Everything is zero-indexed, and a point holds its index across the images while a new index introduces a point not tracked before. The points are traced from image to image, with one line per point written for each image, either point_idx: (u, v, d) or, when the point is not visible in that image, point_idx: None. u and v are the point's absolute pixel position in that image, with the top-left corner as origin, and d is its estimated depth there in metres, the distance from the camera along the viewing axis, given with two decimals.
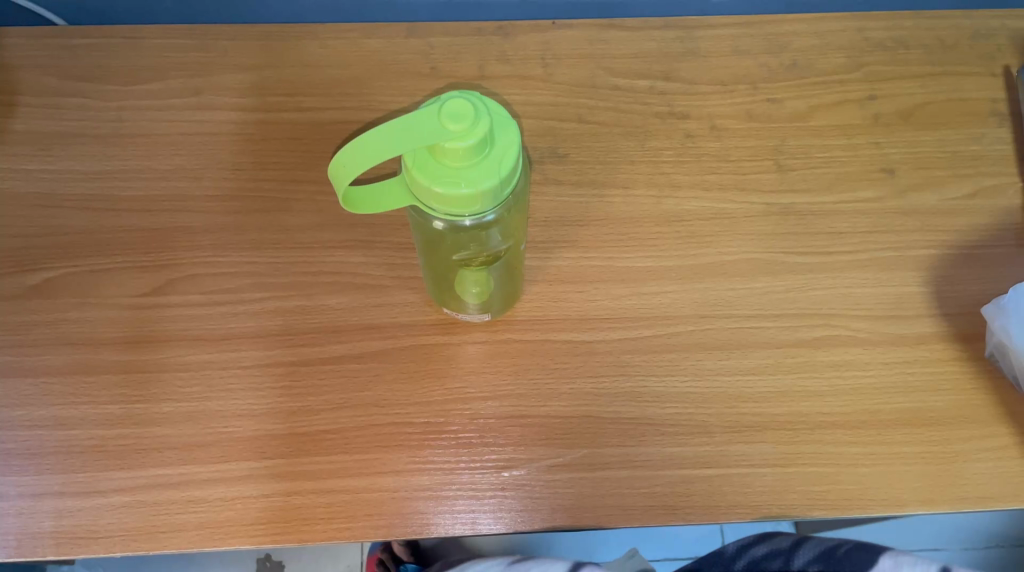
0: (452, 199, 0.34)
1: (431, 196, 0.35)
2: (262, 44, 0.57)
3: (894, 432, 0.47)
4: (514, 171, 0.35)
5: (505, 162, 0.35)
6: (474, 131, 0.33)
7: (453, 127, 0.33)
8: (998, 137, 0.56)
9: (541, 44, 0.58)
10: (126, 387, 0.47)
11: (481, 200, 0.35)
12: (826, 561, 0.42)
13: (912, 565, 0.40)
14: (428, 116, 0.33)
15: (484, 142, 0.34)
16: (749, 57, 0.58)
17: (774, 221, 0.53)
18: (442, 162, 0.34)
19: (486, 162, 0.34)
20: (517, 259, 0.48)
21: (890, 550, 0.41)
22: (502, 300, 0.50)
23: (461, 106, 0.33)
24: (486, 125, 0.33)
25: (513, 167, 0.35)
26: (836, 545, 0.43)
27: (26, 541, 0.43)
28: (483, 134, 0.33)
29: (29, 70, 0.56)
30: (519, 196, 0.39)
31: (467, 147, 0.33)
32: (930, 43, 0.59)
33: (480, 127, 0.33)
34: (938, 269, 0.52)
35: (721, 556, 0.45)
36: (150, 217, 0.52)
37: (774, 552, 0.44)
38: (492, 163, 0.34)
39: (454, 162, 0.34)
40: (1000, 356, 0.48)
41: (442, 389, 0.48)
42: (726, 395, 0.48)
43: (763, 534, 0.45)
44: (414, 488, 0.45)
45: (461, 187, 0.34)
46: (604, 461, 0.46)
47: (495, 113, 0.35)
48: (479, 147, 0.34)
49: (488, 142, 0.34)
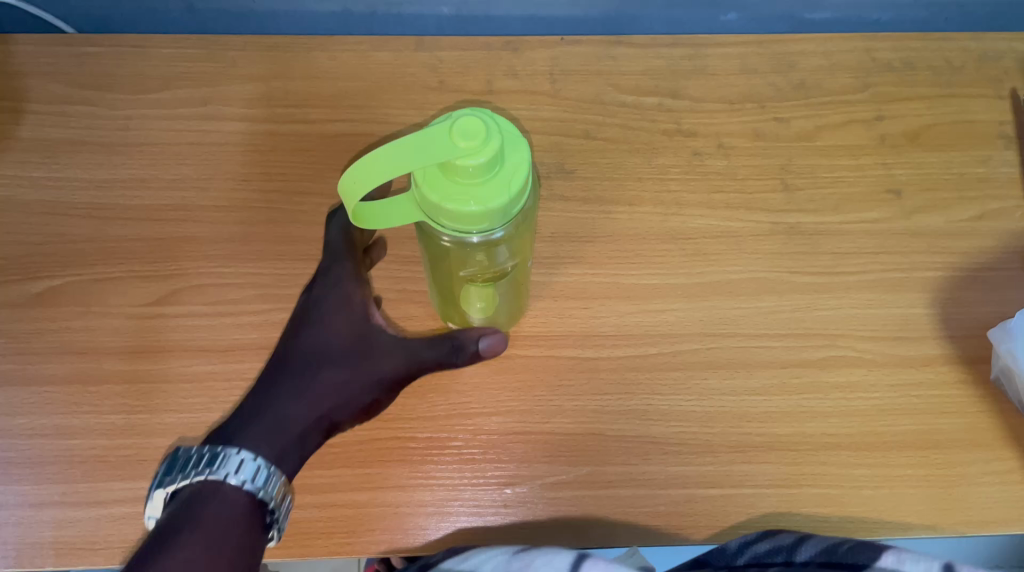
0: (460, 216, 0.34)
1: (440, 213, 0.35)
2: (270, 56, 0.58)
3: (899, 455, 0.47)
4: (524, 189, 0.35)
5: (516, 181, 0.34)
6: (485, 149, 0.33)
7: (464, 144, 0.33)
8: (1004, 159, 0.56)
9: (549, 60, 0.58)
10: (128, 397, 0.47)
11: (490, 218, 0.35)
12: (831, 559, 0.42)
13: (914, 561, 0.42)
14: (439, 133, 0.33)
15: (495, 160, 0.34)
16: (757, 76, 0.58)
17: (779, 240, 0.53)
18: (452, 179, 0.34)
19: (497, 179, 0.34)
20: (524, 276, 0.48)
21: (893, 547, 0.42)
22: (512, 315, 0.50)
23: (472, 124, 0.33)
24: (497, 143, 0.33)
25: (523, 186, 0.35)
26: (839, 541, 0.43)
27: (25, 551, 0.43)
28: (494, 152, 0.33)
29: (37, 78, 0.56)
30: (526, 213, 0.39)
31: (477, 165, 0.33)
32: (939, 65, 0.59)
33: (491, 146, 0.33)
34: (945, 291, 0.52)
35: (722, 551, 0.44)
36: (156, 226, 0.52)
37: (777, 549, 0.43)
38: (503, 181, 0.34)
39: (464, 180, 0.34)
40: (1006, 380, 0.48)
41: (445, 404, 0.48)
42: (730, 414, 0.48)
43: (765, 531, 0.44)
44: (415, 504, 0.45)
45: (472, 206, 0.34)
46: (608, 479, 0.46)
47: (506, 130, 0.35)
48: (488, 166, 0.33)
49: (498, 160, 0.34)
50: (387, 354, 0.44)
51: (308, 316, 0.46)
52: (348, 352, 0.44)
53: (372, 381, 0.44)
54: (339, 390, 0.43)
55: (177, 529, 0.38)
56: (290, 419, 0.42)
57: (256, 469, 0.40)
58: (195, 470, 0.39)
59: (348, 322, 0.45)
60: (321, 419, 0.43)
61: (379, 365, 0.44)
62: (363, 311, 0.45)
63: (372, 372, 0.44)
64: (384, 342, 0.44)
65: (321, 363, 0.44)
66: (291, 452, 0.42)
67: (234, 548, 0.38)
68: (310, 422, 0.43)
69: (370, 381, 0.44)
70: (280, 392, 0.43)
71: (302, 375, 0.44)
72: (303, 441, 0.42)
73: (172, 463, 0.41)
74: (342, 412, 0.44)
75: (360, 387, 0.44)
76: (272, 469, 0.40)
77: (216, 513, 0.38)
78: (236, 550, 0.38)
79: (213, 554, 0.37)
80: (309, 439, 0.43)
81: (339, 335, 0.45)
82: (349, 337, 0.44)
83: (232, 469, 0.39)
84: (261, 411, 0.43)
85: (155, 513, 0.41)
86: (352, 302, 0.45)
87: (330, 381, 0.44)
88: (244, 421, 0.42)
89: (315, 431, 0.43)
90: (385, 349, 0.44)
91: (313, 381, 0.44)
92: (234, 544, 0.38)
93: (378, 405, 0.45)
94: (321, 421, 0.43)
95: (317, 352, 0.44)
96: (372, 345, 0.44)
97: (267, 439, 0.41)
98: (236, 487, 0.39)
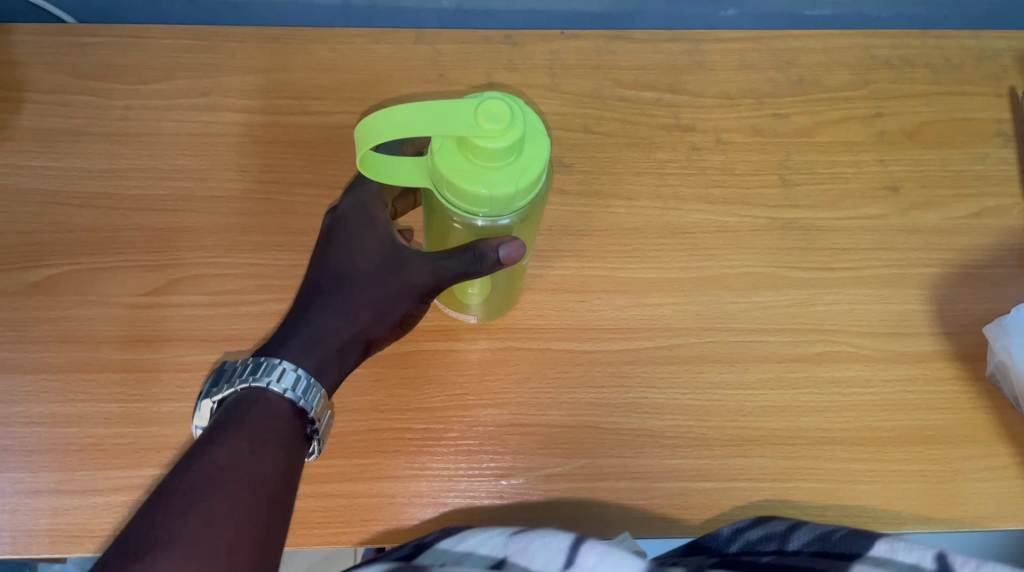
0: (469, 196, 0.34)
1: (449, 188, 0.35)
2: (269, 48, 0.58)
3: (894, 450, 0.47)
4: (535, 186, 0.35)
5: (528, 175, 0.34)
6: (505, 134, 0.33)
7: (485, 125, 0.33)
8: (1002, 157, 0.56)
9: (549, 53, 0.58)
10: (126, 385, 0.47)
11: (495, 204, 0.35)
12: (822, 546, 0.42)
13: (907, 548, 0.41)
14: (465, 111, 0.33)
15: (513, 149, 0.34)
16: (756, 72, 0.58)
17: (777, 235, 0.53)
18: (469, 158, 0.34)
19: (512, 166, 0.34)
20: (521, 267, 0.48)
21: (885, 536, 0.42)
22: (505, 302, 0.50)
23: (499, 109, 0.33)
24: (519, 131, 0.34)
25: (536, 180, 0.36)
26: (831, 530, 0.43)
27: (21, 538, 0.43)
28: (514, 140, 0.33)
29: (37, 67, 0.56)
30: (534, 208, 0.39)
31: (494, 148, 0.33)
32: (938, 62, 0.59)
33: (512, 133, 0.33)
34: (941, 287, 0.52)
35: (716, 538, 0.44)
36: (155, 216, 0.52)
37: (770, 536, 0.43)
38: (515, 171, 0.34)
39: (478, 160, 0.34)
40: (1001, 377, 0.48)
41: (442, 395, 0.48)
42: (726, 408, 0.48)
43: (758, 518, 0.44)
44: (411, 494, 0.45)
45: (482, 187, 0.34)
46: (603, 471, 0.46)
47: (531, 125, 0.35)
48: (506, 152, 0.34)
49: (516, 149, 0.34)
50: (415, 267, 0.42)
51: (331, 238, 0.44)
52: (375, 268, 0.42)
53: (403, 294, 0.42)
54: (372, 304, 0.42)
55: (222, 429, 0.37)
56: (324, 335, 0.41)
57: (297, 378, 0.39)
58: (240, 378, 0.39)
59: (373, 240, 0.43)
60: (356, 336, 0.42)
61: (407, 279, 0.42)
62: (386, 229, 0.43)
63: (401, 285, 0.42)
64: (410, 256, 0.42)
65: (349, 278, 0.42)
66: (329, 367, 0.41)
67: (279, 450, 0.37)
68: (344, 337, 0.41)
69: (401, 294, 0.42)
70: (311, 308, 0.42)
71: (332, 295, 0.42)
72: (341, 355, 0.41)
73: (217, 376, 0.40)
74: (376, 327, 0.42)
75: (392, 301, 0.42)
76: (312, 383, 0.39)
77: (263, 416, 0.38)
78: (281, 452, 0.37)
79: (258, 451, 0.36)
80: (345, 354, 0.42)
81: (365, 254, 0.43)
82: (376, 255, 0.43)
83: (274, 376, 0.39)
84: (293, 328, 0.41)
85: (203, 423, 0.41)
86: (376, 222, 0.44)
87: (361, 297, 0.42)
88: (277, 343, 0.41)
89: (351, 347, 0.42)
90: (412, 259, 0.42)
91: (343, 297, 0.42)
92: (278, 446, 0.37)
93: (409, 318, 0.44)
94: (356, 339, 0.42)
95: (346, 271, 0.43)
96: (399, 260, 0.42)
97: (301, 358, 0.40)
98: (280, 395, 0.39)
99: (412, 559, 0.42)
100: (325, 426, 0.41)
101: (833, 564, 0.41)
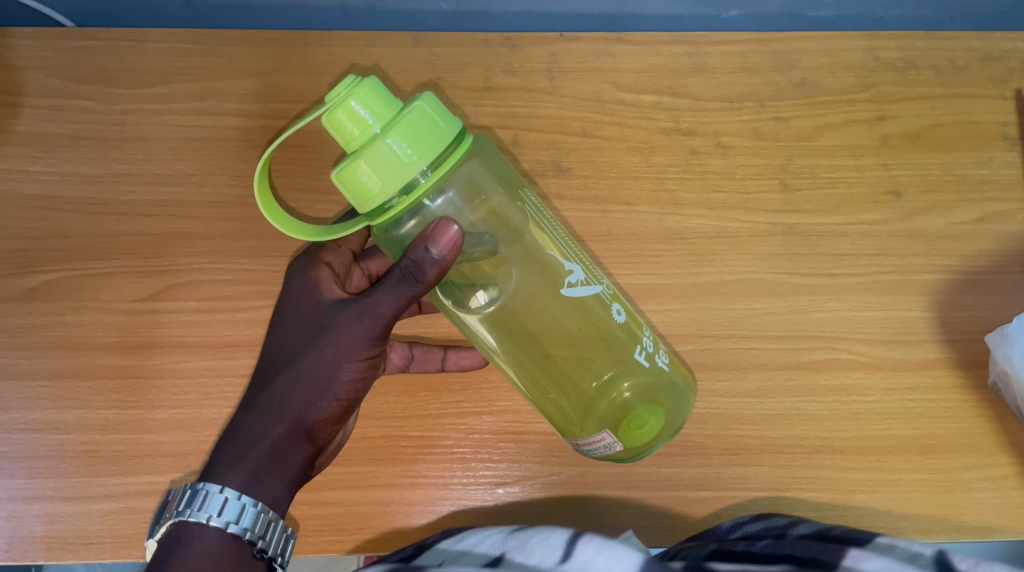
0: (359, 174, 0.32)
1: (349, 179, 0.33)
2: (263, 50, 0.56)
3: (893, 459, 0.47)
4: (422, 134, 0.33)
5: (402, 124, 0.32)
6: (354, 92, 0.32)
7: (333, 94, 0.32)
8: (1008, 161, 0.55)
9: (548, 56, 0.57)
10: (120, 393, 0.47)
11: (383, 169, 0.32)
12: (821, 534, 0.43)
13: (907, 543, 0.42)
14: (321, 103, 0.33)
15: (376, 107, 0.33)
16: (758, 74, 0.57)
17: (778, 241, 0.52)
18: (349, 138, 0.33)
19: (389, 123, 0.33)
20: (606, 321, 0.41)
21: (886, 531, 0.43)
22: (644, 403, 0.41)
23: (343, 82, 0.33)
24: (371, 86, 0.33)
25: (432, 122, 0.33)
26: (831, 526, 0.43)
27: (17, 544, 0.44)
28: (368, 95, 0.32)
29: (33, 71, 0.56)
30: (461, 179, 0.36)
31: (351, 111, 0.32)
32: (942, 65, 0.58)
33: (361, 88, 0.32)
34: (945, 294, 0.51)
35: (715, 529, 0.45)
36: (150, 222, 0.52)
37: (769, 529, 0.44)
38: (388, 127, 0.32)
39: (353, 138, 0.33)
40: (1003, 386, 0.48)
41: (438, 403, 0.48)
42: (723, 417, 0.48)
43: (760, 513, 0.45)
44: (404, 502, 0.46)
45: (373, 151, 0.32)
46: (599, 480, 0.47)
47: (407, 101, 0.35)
48: (368, 112, 0.32)
49: (384, 108, 0.33)
50: (345, 331, 0.40)
51: (273, 327, 0.43)
52: (306, 346, 0.41)
53: (338, 362, 0.40)
54: (306, 387, 0.40)
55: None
56: (258, 436, 0.39)
57: (223, 502, 0.38)
58: (173, 511, 0.38)
59: (305, 320, 0.42)
60: (295, 427, 0.40)
61: (340, 343, 0.40)
62: (318, 303, 0.43)
63: (334, 354, 0.40)
64: (338, 322, 0.40)
65: (281, 370, 0.41)
66: (266, 468, 0.39)
67: None
68: (280, 431, 0.39)
69: (336, 362, 0.40)
70: (246, 410, 0.41)
71: (266, 391, 0.41)
72: (281, 451, 0.40)
73: (162, 510, 0.40)
74: (316, 409, 0.40)
75: (330, 373, 0.40)
76: (244, 500, 0.38)
77: (190, 557, 0.37)
78: None
79: None
80: (287, 451, 0.40)
81: (299, 335, 0.42)
82: (307, 333, 0.41)
83: (196, 505, 0.37)
84: (226, 437, 0.40)
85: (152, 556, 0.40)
86: (308, 296, 0.43)
87: (294, 385, 0.40)
88: (216, 457, 0.40)
89: (293, 439, 0.40)
90: (339, 320, 0.40)
91: (274, 391, 0.40)
92: None
93: (360, 385, 0.41)
94: (297, 431, 0.40)
95: (280, 361, 0.41)
96: (330, 330, 0.40)
97: (236, 466, 0.39)
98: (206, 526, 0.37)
99: (413, 559, 0.42)
100: (275, 542, 0.39)
101: (829, 547, 0.41)
